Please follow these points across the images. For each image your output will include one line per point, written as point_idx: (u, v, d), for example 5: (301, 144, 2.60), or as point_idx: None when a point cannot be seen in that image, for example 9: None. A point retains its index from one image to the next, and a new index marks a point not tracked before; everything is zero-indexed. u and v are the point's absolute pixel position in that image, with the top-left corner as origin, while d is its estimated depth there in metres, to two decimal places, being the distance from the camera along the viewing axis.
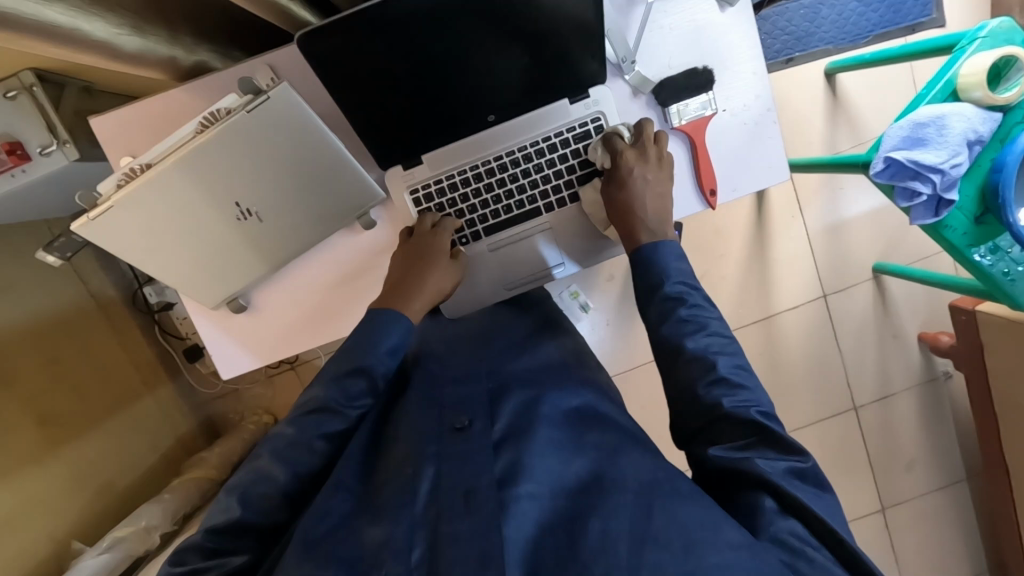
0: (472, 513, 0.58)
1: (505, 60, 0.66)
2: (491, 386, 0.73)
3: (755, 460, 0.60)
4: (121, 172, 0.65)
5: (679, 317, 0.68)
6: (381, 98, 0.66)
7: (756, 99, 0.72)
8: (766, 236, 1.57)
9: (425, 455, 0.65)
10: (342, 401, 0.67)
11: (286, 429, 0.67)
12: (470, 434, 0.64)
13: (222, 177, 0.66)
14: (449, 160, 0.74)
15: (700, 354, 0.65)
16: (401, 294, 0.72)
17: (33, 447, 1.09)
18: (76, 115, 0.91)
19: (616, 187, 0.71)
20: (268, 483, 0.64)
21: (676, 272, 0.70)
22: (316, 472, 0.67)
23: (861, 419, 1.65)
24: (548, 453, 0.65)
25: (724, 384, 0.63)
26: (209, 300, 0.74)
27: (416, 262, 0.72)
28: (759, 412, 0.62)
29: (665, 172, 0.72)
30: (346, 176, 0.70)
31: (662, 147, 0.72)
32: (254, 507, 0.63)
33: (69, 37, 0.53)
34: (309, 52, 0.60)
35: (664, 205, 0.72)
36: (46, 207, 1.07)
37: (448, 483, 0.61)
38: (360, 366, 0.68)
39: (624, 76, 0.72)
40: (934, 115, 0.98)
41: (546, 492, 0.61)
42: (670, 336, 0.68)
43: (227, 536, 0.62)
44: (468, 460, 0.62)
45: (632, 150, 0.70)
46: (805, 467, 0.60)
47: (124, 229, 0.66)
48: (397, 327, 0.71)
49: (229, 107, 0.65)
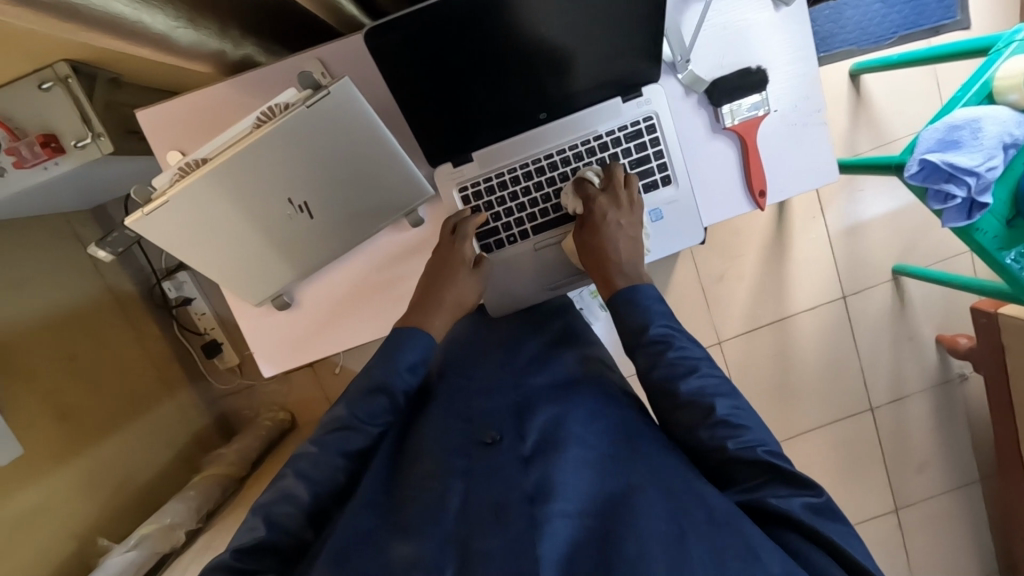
0: (502, 528, 0.57)
1: (560, 58, 0.65)
2: (517, 401, 0.72)
3: (765, 496, 0.58)
4: (176, 167, 0.64)
5: (670, 359, 0.65)
6: (434, 92, 0.65)
7: (807, 99, 0.71)
8: (786, 238, 1.57)
9: (453, 470, 0.64)
10: (363, 417, 0.67)
11: (310, 449, 0.67)
12: (498, 448, 0.65)
13: (273, 177, 0.65)
14: (500, 158, 0.73)
15: (696, 396, 0.63)
16: (421, 310, 0.73)
17: (55, 443, 1.08)
18: (109, 107, 0.91)
19: (588, 231, 0.71)
20: (290, 503, 0.63)
21: (658, 314, 0.68)
22: (336, 492, 0.66)
23: (876, 421, 1.65)
24: (577, 469, 0.62)
25: (725, 426, 0.61)
26: (254, 296, 0.73)
27: (442, 272, 0.72)
28: (765, 451, 0.60)
29: (636, 215, 0.71)
30: (398, 172, 0.68)
31: (632, 190, 0.72)
32: (278, 527, 0.62)
33: (126, 29, 0.53)
34: (372, 48, 0.60)
35: (636, 248, 0.72)
36: (58, 195, 1.05)
37: (479, 497, 0.60)
38: (380, 383, 0.68)
39: (677, 75, 0.71)
40: (968, 118, 0.99)
41: (577, 509, 0.58)
42: (660, 382, 0.65)
43: (254, 556, 0.60)
44: (496, 476, 0.62)
45: (603, 195, 0.70)
46: (820, 503, 0.57)
47: (176, 225, 0.65)
48: (417, 342, 0.71)
49: (287, 102, 0.63)
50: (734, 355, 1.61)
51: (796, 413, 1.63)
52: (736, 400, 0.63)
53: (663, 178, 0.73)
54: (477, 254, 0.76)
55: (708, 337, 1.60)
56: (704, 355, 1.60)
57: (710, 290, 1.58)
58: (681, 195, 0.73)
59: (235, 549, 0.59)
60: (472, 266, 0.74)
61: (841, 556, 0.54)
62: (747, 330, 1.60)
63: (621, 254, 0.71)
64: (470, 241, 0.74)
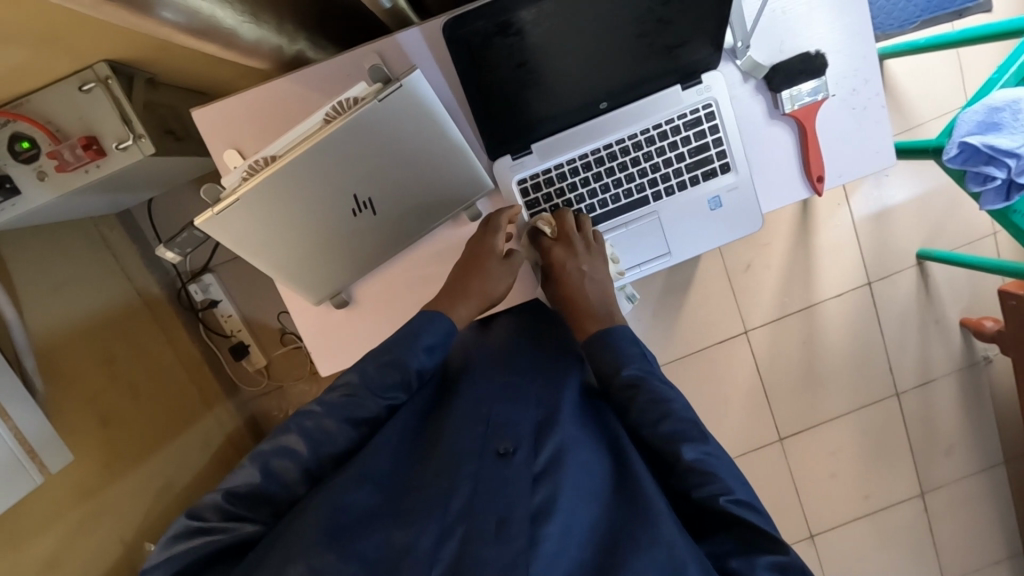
0: (502, 541, 0.56)
1: (618, 48, 0.65)
2: (539, 418, 0.71)
3: (729, 561, 0.59)
4: (245, 167, 0.63)
5: (642, 402, 0.66)
6: (500, 85, 0.64)
7: (866, 82, 0.71)
8: (812, 225, 1.57)
9: (462, 474, 0.62)
10: (375, 389, 0.69)
11: (316, 408, 0.68)
12: (511, 461, 0.63)
13: (341, 173, 0.64)
14: (559, 149, 0.72)
15: (670, 440, 0.63)
16: (451, 296, 0.73)
17: (98, 449, 1.08)
18: (147, 107, 0.89)
19: (556, 281, 0.75)
20: (289, 457, 0.65)
21: (633, 357, 0.70)
22: (339, 455, 0.68)
23: (902, 405, 1.66)
24: (578, 503, 0.63)
25: (694, 474, 0.61)
26: (313, 296, 0.73)
27: (470, 265, 0.72)
28: (728, 500, 0.59)
29: (596, 257, 0.74)
30: (460, 165, 0.68)
31: (587, 232, 0.74)
32: (275, 479, 0.65)
33: (201, 22, 0.53)
34: (450, 38, 0.59)
35: (607, 288, 0.75)
36: (87, 202, 1.03)
37: (481, 507, 0.59)
38: (394, 359, 0.69)
39: (736, 61, 0.70)
40: (1009, 99, 0.99)
41: (571, 540, 0.59)
42: (632, 426, 0.67)
43: (247, 504, 0.64)
44: (504, 487, 0.60)
45: (558, 245, 0.73)
46: (788, 562, 0.57)
47: (241, 224, 0.64)
48: (438, 326, 0.71)
49: (358, 96, 0.63)
50: (760, 344, 1.61)
51: (822, 400, 1.64)
52: (708, 447, 0.63)
53: (722, 165, 0.73)
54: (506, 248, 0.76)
55: (735, 327, 1.60)
56: (729, 346, 1.61)
57: (737, 280, 1.58)
58: (741, 181, 0.73)
59: (229, 491, 0.63)
60: (502, 257, 0.74)
61: None
62: (775, 319, 1.60)
63: (590, 298, 0.75)
64: (502, 233, 0.73)
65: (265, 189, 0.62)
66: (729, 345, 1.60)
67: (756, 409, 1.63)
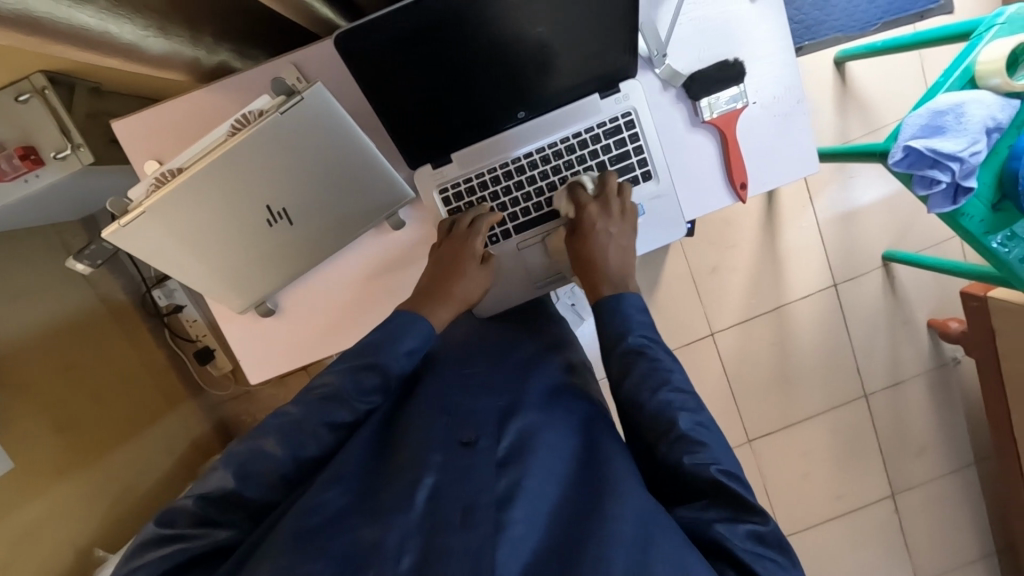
0: (469, 529, 0.55)
1: (532, 57, 0.65)
2: (502, 405, 0.72)
3: (714, 527, 0.57)
4: (152, 178, 0.64)
5: (643, 370, 0.66)
6: (408, 95, 0.65)
7: (785, 90, 0.71)
8: (778, 227, 1.57)
9: (429, 464, 0.63)
10: (354, 393, 0.68)
11: (292, 409, 0.67)
12: (475, 449, 0.64)
13: (248, 185, 0.66)
14: (478, 159, 0.73)
15: (662, 410, 0.63)
16: (430, 301, 0.73)
17: (51, 456, 1.08)
18: (88, 117, 0.90)
19: (579, 239, 0.72)
20: (266, 462, 0.63)
21: (638, 324, 0.69)
22: (318, 457, 0.67)
23: (872, 407, 1.65)
24: (548, 478, 0.63)
25: (685, 442, 0.60)
26: (237, 304, 0.74)
27: (450, 269, 0.72)
28: (718, 469, 0.58)
29: (627, 223, 0.72)
30: (376, 176, 0.69)
31: (626, 198, 0.72)
32: (252, 484, 0.63)
33: (95, 39, 0.53)
34: (345, 51, 0.59)
35: (625, 259, 0.73)
36: (47, 207, 1.04)
37: (447, 498, 0.58)
38: (375, 361, 0.68)
39: (654, 70, 0.71)
40: (953, 103, 0.98)
41: (541, 518, 0.59)
42: (630, 391, 0.65)
43: (219, 509, 0.63)
44: (468, 476, 0.61)
45: (594, 202, 0.71)
46: (766, 532, 0.57)
47: (152, 235, 0.65)
48: (417, 329, 0.71)
49: (262, 109, 0.64)
50: (728, 345, 1.61)
51: (795, 400, 1.64)
52: (701, 415, 0.63)
53: (644, 173, 0.74)
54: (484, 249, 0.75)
55: (701, 329, 1.60)
56: (697, 347, 1.61)
57: (702, 282, 1.58)
58: (664, 189, 0.74)
59: (201, 496, 0.62)
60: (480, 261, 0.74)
61: None
62: (741, 321, 1.60)
63: (609, 263, 0.72)
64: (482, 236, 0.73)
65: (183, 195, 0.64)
66: (697, 347, 1.61)
67: (726, 410, 1.63)
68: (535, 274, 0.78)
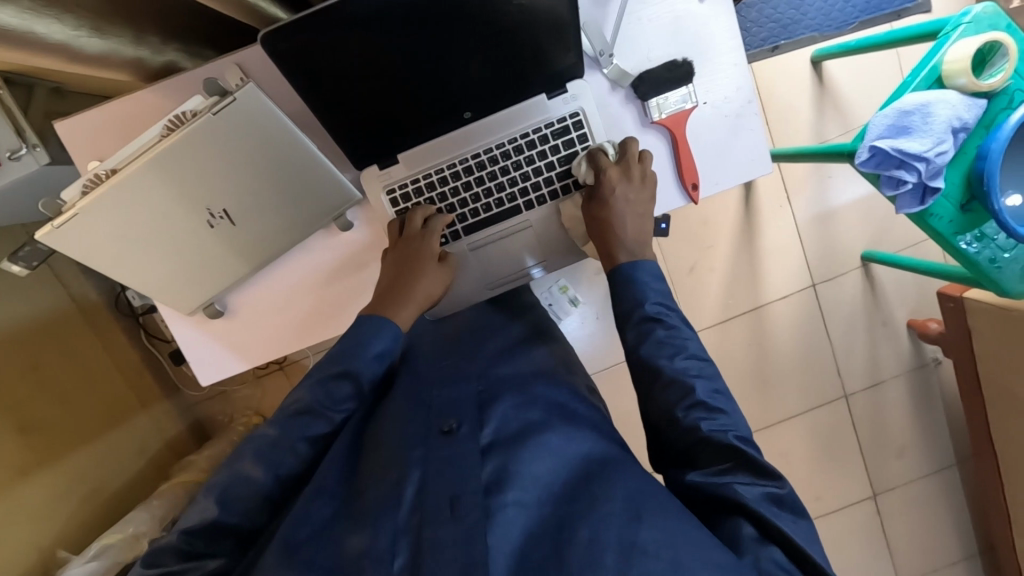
0: (456, 518, 0.57)
1: (472, 57, 0.66)
2: (479, 391, 0.73)
3: (733, 483, 0.60)
4: (86, 177, 0.65)
5: (658, 338, 0.68)
6: (347, 97, 0.65)
7: (737, 91, 0.73)
8: (756, 227, 1.56)
9: (411, 459, 0.64)
10: (327, 403, 0.67)
11: (270, 430, 0.67)
12: (456, 438, 0.64)
13: (187, 187, 0.66)
14: (426, 159, 0.74)
15: (679, 376, 0.66)
16: (391, 301, 0.73)
17: (16, 457, 1.08)
18: (46, 117, 0.90)
19: (597, 205, 0.73)
20: (247, 484, 0.64)
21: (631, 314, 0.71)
22: (298, 473, 0.67)
23: (851, 407, 1.65)
24: (538, 458, 0.64)
25: (702, 408, 0.63)
26: (185, 307, 0.74)
27: (406, 266, 0.72)
28: (736, 436, 0.61)
29: (647, 190, 0.73)
30: (318, 176, 0.70)
31: (647, 166, 0.73)
32: (233, 509, 0.63)
33: (18, 37, 0.53)
34: (271, 52, 0.59)
35: (642, 228, 0.74)
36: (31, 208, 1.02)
37: (435, 488, 0.61)
38: (348, 368, 0.69)
39: (602, 70, 0.72)
40: (919, 102, 0.97)
41: (533, 500, 0.61)
42: (645, 358, 0.68)
43: (204, 540, 0.62)
44: (452, 464, 0.62)
45: (615, 167, 0.71)
46: (783, 494, 0.59)
47: (92, 236, 0.66)
48: (385, 332, 0.71)
49: (195, 109, 0.65)
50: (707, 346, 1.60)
51: (775, 400, 1.63)
52: (717, 382, 0.66)
53: None
54: (442, 249, 0.76)
55: None
56: None
57: (680, 282, 1.58)
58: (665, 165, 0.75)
59: (184, 530, 0.61)
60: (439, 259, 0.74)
61: (793, 551, 0.56)
62: (720, 321, 1.60)
63: (626, 231, 0.72)
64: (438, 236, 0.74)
65: (122, 192, 0.64)
66: None
67: None
68: (494, 274, 0.79)
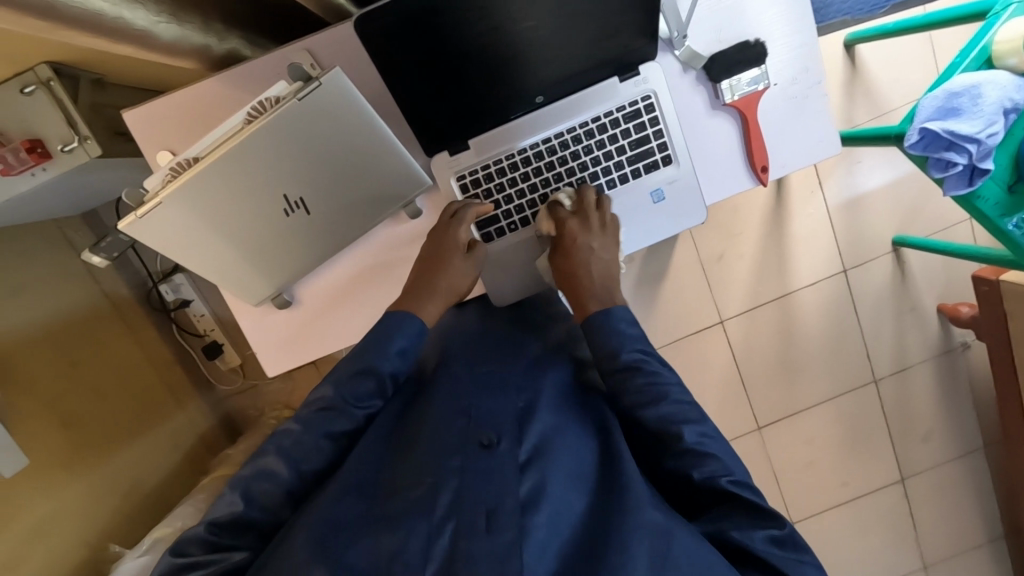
0: (491, 535, 0.55)
1: (540, 42, 0.65)
2: (520, 406, 0.70)
3: (729, 528, 0.60)
4: (167, 168, 0.64)
5: (640, 385, 0.67)
6: (418, 84, 0.65)
7: (805, 72, 0.72)
8: (785, 212, 1.56)
9: (448, 469, 0.61)
10: (350, 399, 0.69)
11: (295, 427, 0.68)
12: (495, 452, 0.62)
13: (265, 175, 0.66)
14: (496, 145, 0.74)
15: (666, 424, 0.64)
16: (416, 296, 0.73)
17: (60, 451, 1.08)
18: (93, 108, 0.87)
19: (561, 254, 0.74)
20: (269, 480, 0.65)
21: (630, 339, 0.70)
22: (319, 470, 0.68)
23: (881, 392, 1.65)
24: (566, 485, 0.63)
25: (692, 455, 0.63)
26: (254, 297, 0.73)
27: (434, 261, 0.72)
28: (729, 480, 0.61)
29: (610, 237, 0.74)
30: (394, 161, 0.69)
31: (606, 212, 0.74)
32: (257, 505, 0.64)
33: (109, 24, 0.53)
34: (364, 33, 0.59)
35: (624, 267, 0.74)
36: (45, 204, 0.99)
37: (471, 498, 0.58)
38: (369, 366, 0.69)
39: (674, 51, 0.72)
40: (968, 84, 0.97)
41: (560, 526, 0.60)
42: (632, 408, 0.67)
43: (228, 531, 0.63)
44: (490, 480, 0.60)
45: (574, 218, 0.72)
46: (783, 535, 0.58)
47: (170, 229, 0.66)
48: (408, 328, 0.71)
49: (278, 96, 0.64)
50: (736, 335, 1.60)
51: (801, 388, 1.63)
52: (705, 425, 0.65)
53: (664, 157, 0.74)
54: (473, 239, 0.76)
55: (710, 317, 1.59)
56: (706, 336, 1.60)
57: (711, 270, 1.57)
58: (682, 174, 0.74)
59: (211, 524, 0.63)
60: (466, 252, 0.74)
61: None
62: (749, 308, 1.60)
63: (593, 277, 0.73)
64: (467, 227, 0.73)
65: (198, 184, 0.64)
66: (705, 335, 1.60)
67: (735, 395, 1.62)
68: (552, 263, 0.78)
